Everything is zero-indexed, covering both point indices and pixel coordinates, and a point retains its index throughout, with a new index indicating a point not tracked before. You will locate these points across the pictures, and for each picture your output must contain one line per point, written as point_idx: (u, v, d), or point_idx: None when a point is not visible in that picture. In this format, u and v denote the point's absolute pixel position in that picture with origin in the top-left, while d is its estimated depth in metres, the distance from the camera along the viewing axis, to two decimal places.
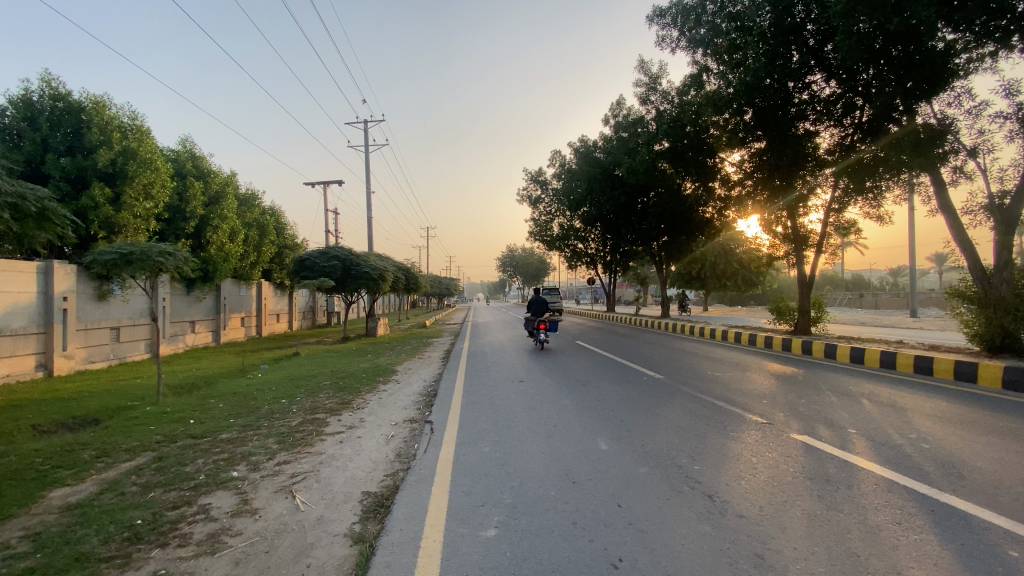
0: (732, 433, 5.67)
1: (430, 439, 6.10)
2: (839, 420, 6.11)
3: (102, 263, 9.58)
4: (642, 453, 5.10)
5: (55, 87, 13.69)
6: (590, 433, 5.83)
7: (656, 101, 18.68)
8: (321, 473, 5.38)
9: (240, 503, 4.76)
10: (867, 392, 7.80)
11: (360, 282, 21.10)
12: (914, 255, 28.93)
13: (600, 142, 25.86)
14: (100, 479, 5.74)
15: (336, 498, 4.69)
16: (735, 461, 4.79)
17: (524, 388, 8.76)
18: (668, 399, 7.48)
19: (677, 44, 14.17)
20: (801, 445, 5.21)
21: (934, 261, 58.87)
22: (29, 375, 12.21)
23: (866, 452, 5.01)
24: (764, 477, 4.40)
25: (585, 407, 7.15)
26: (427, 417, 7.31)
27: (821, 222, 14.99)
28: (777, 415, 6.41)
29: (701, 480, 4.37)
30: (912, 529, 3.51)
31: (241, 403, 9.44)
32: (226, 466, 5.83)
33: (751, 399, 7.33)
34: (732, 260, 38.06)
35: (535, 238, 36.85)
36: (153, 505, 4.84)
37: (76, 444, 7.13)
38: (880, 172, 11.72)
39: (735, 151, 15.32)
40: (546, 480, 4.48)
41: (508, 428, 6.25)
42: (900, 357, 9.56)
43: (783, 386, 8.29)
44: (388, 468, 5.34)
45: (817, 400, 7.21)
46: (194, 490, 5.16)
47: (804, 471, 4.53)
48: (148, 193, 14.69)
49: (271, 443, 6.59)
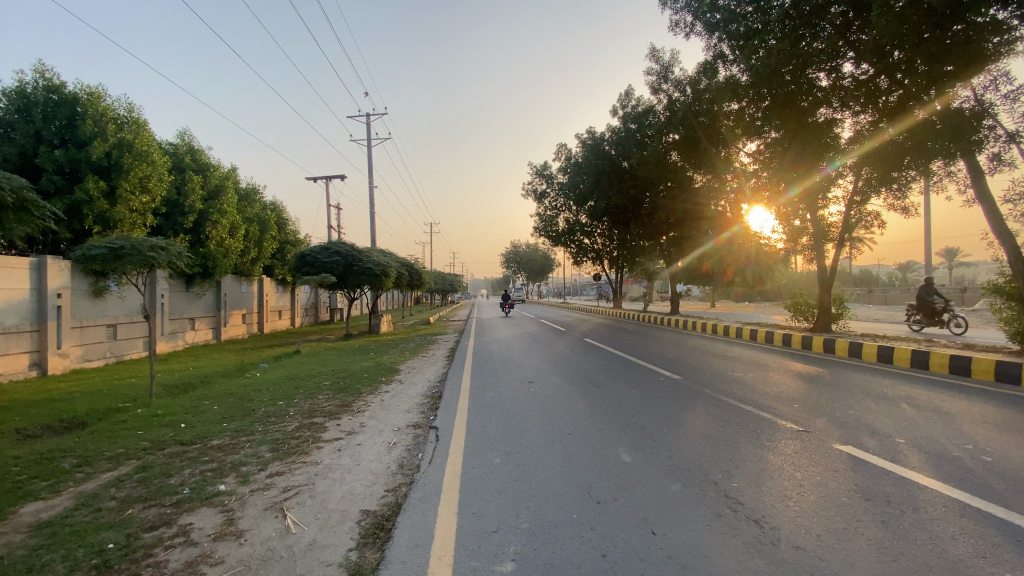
0: (768, 443, 5.15)
1: (435, 449, 5.62)
2: (884, 428, 5.59)
3: (91, 259, 9.06)
4: (670, 466, 4.59)
5: (49, 78, 13.19)
6: (611, 442, 5.32)
7: (668, 90, 17.49)
8: (315, 488, 4.88)
9: (225, 523, 4.27)
10: (905, 395, 7.25)
11: (363, 278, 20.69)
12: (929, 250, 28.31)
13: (608, 134, 25.09)
14: (77, 493, 5.26)
15: (331, 518, 4.20)
16: (777, 478, 4.27)
17: (535, 391, 8.28)
18: (692, 403, 6.94)
19: (691, 28, 13.55)
20: (848, 459, 4.67)
21: (944, 257, 57.89)
22: (21, 374, 11.76)
23: (924, 467, 4.49)
24: (813, 498, 3.89)
25: (602, 412, 6.63)
26: (431, 422, 6.81)
27: (842, 213, 14.38)
28: (813, 421, 5.89)
29: (742, 501, 3.86)
30: (1005, 566, 2.98)
31: (237, 405, 8.96)
32: (213, 478, 5.34)
33: (781, 403, 6.80)
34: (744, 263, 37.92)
35: (541, 233, 36.13)
36: (129, 525, 4.37)
37: (57, 451, 6.66)
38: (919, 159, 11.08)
39: (750, 140, 14.89)
40: (566, 500, 3.98)
41: (519, 436, 5.76)
42: (934, 357, 9.01)
43: (812, 388, 7.76)
44: (390, 482, 4.85)
45: (853, 404, 6.67)
46: (176, 507, 4.68)
47: (858, 490, 4.02)
48: (144, 186, 14.22)
49: (264, 451, 6.12)
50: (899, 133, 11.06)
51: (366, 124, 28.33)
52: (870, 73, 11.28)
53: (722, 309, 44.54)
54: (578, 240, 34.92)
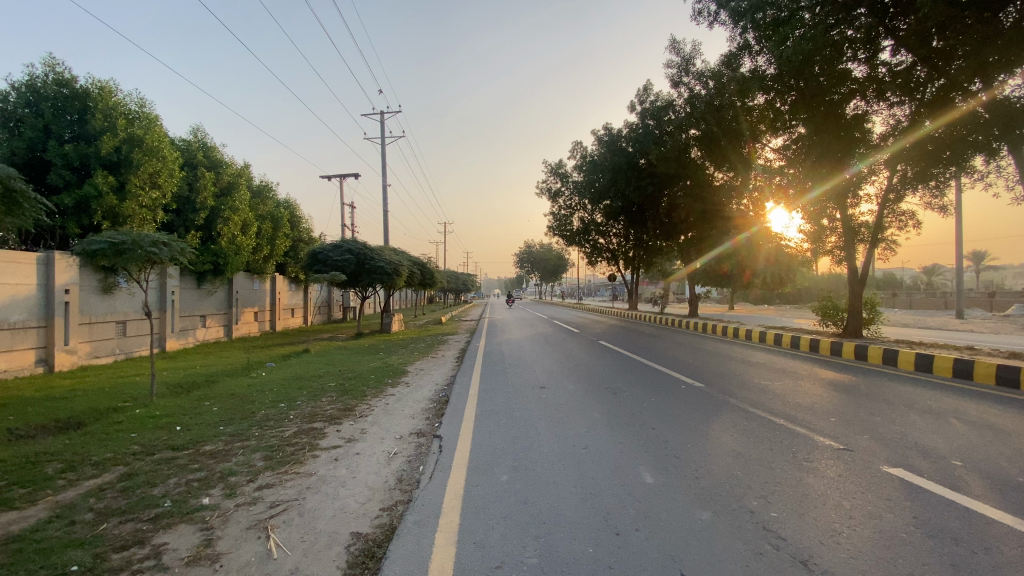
0: (807, 464, 4.61)
1: (438, 462, 5.18)
2: (936, 448, 5.02)
3: (91, 254, 8.69)
4: (697, 489, 4.10)
5: (59, 71, 12.93)
6: (630, 459, 4.84)
7: (690, 83, 16.74)
8: (306, 504, 4.45)
9: (201, 544, 3.85)
10: (952, 409, 6.63)
11: (375, 277, 20.26)
12: (960, 252, 27.19)
13: (625, 131, 24.50)
14: (54, 503, 4.90)
15: (317, 542, 3.75)
16: (821, 507, 3.75)
17: (547, 398, 7.81)
18: (718, 414, 6.43)
19: (715, 17, 12.93)
20: (900, 485, 4.13)
21: (971, 260, 55.85)
22: (27, 370, 11.56)
23: (988, 495, 3.95)
24: (867, 533, 3.38)
25: (620, 423, 6.15)
26: (435, 431, 6.38)
27: (874, 213, 13.72)
28: (854, 438, 5.34)
29: (784, 536, 3.35)
30: None
31: (237, 406, 8.64)
32: (199, 490, 4.93)
33: (815, 416, 6.26)
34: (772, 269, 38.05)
35: (555, 232, 35.67)
36: (100, 544, 3.97)
37: (43, 455, 6.32)
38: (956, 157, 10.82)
39: (776, 135, 14.36)
40: (580, 530, 3.51)
41: (530, 451, 5.29)
42: (978, 366, 8.35)
43: (847, 399, 7.19)
44: (385, 499, 4.41)
45: (896, 419, 6.09)
46: (152, 523, 4.27)
47: (917, 524, 3.49)
48: (154, 182, 14.09)
49: (257, 460, 5.71)
50: (937, 126, 10.69)
51: (380, 122, 27.98)
52: (911, 61, 10.54)
53: (754, 310, 47.38)
54: (593, 240, 34.36)
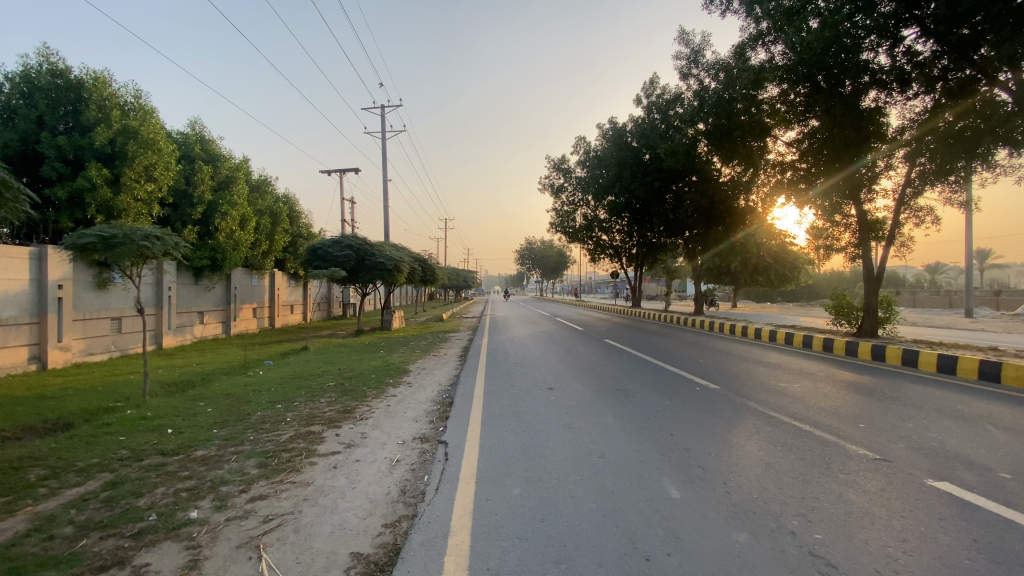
0: (843, 476, 4.27)
1: (445, 472, 4.84)
2: (979, 459, 4.68)
3: (81, 248, 8.24)
4: (729, 506, 3.75)
5: (54, 61, 12.54)
6: (652, 472, 4.49)
7: (699, 74, 16.35)
8: (302, 518, 4.10)
9: (188, 565, 3.51)
10: (985, 414, 6.28)
11: (375, 273, 19.87)
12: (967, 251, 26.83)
13: (631, 124, 24.18)
14: (34, 514, 4.55)
15: (314, 564, 3.40)
16: (870, 528, 3.39)
17: (556, 401, 7.45)
18: (738, 420, 6.08)
19: (729, 6, 12.56)
20: (950, 502, 3.78)
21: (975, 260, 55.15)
22: (20, 368, 11.23)
23: None
24: (928, 559, 3.02)
25: (636, 429, 5.81)
26: (440, 436, 6.04)
27: (890, 210, 13.36)
28: (888, 447, 5.00)
29: (834, 563, 3.00)
30: None
31: (233, 407, 8.32)
32: (187, 501, 4.58)
33: (841, 422, 5.92)
34: (770, 265, 38.24)
35: (557, 228, 35.38)
36: (77, 563, 3.63)
37: (28, 460, 5.98)
38: (978, 149, 10.44)
39: (787, 129, 14.03)
40: (606, 555, 3.15)
41: (542, 460, 4.95)
42: (1008, 368, 7.99)
43: (872, 403, 6.84)
44: (388, 514, 4.06)
45: (928, 425, 5.74)
46: (135, 540, 3.92)
47: (983, 550, 3.13)
48: (149, 174, 13.60)
49: (252, 467, 5.37)
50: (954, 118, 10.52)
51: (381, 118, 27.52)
52: (933, 50, 10.25)
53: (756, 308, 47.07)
54: (596, 236, 33.96)
